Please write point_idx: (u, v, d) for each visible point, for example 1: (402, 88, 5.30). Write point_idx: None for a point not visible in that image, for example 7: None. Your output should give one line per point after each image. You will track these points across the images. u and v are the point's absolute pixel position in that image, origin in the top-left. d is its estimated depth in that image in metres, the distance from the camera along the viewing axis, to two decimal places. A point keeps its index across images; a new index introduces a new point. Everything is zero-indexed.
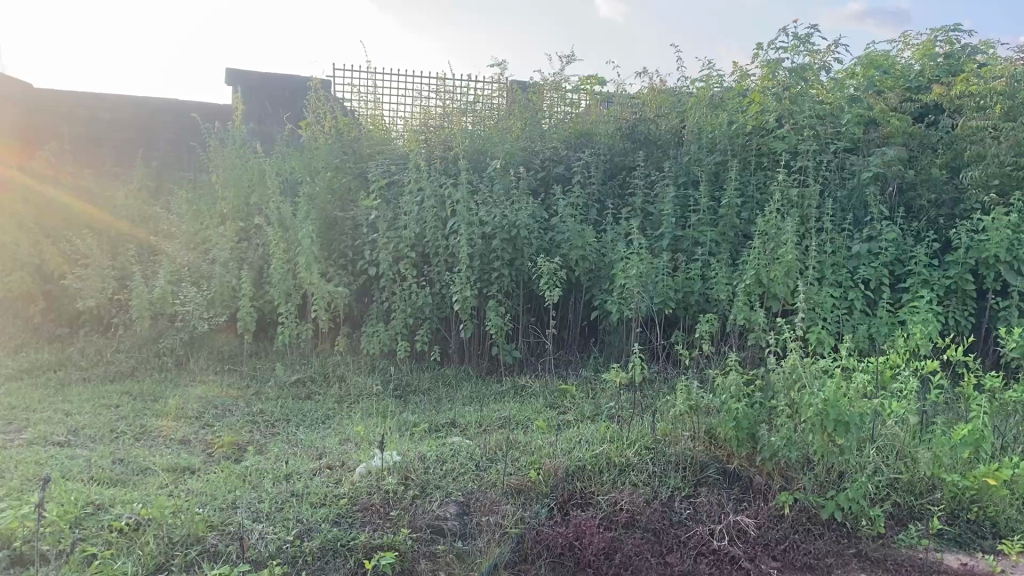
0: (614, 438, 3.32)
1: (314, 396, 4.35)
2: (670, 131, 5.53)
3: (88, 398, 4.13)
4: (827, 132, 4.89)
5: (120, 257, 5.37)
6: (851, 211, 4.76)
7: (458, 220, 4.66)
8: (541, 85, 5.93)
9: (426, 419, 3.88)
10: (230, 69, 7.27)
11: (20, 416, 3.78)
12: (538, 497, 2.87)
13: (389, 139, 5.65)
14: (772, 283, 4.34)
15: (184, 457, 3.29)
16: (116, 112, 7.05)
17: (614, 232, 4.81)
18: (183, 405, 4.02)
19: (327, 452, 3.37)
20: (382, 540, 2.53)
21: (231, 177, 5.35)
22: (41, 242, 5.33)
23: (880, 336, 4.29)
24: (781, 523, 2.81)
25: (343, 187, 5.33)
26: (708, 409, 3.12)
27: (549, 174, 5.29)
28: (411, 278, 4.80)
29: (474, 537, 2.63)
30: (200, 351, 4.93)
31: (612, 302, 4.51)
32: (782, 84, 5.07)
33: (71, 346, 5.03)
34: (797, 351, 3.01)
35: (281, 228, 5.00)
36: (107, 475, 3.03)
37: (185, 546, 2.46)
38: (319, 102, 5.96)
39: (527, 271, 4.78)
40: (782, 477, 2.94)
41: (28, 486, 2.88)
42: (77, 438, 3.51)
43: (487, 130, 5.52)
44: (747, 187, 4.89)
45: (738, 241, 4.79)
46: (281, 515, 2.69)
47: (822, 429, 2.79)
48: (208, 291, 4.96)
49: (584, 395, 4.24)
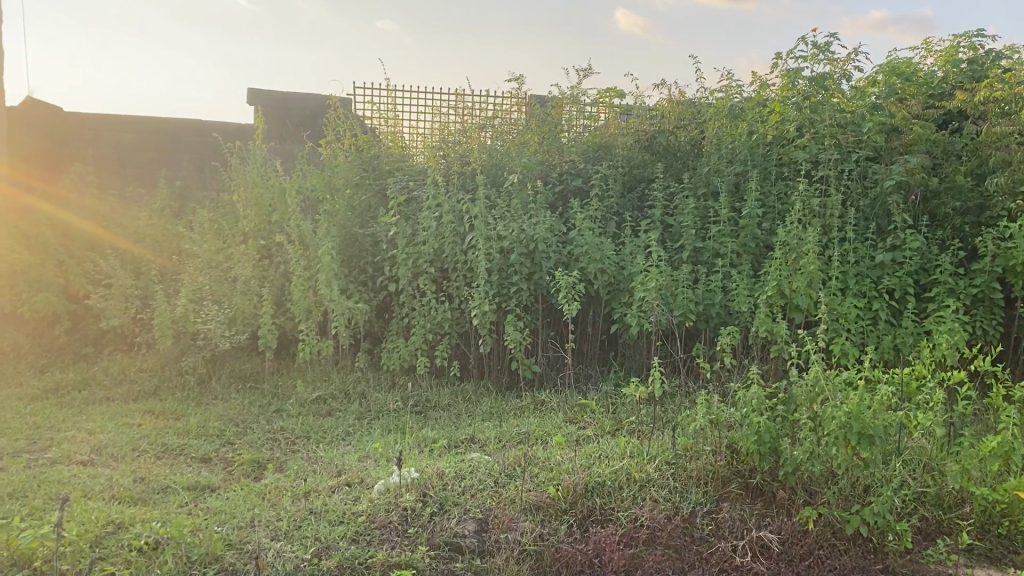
0: (634, 453, 3.31)
1: (335, 412, 4.36)
2: (690, 141, 5.49)
3: (112, 417, 4.16)
4: (848, 141, 4.85)
5: (144, 277, 5.43)
6: (874, 220, 4.71)
7: (475, 234, 4.67)
8: (559, 98, 5.87)
9: (445, 435, 3.87)
10: (254, 89, 7.36)
11: (44, 435, 3.82)
12: (558, 514, 2.84)
13: (408, 156, 5.69)
14: (794, 294, 4.27)
15: (204, 475, 3.30)
16: (141, 134, 7.16)
17: (633, 245, 4.78)
18: (204, 424, 4.05)
19: (346, 469, 3.37)
20: (400, 558, 2.52)
21: (253, 196, 5.39)
22: (67, 265, 5.43)
23: (906, 347, 4.25)
24: (806, 539, 2.75)
25: (363, 204, 5.36)
26: (730, 423, 3.08)
27: (567, 187, 5.28)
28: (430, 293, 4.81)
29: (493, 554, 2.60)
30: (222, 368, 4.96)
31: (631, 316, 4.48)
32: (802, 93, 4.99)
33: (96, 365, 5.08)
34: (820, 362, 2.95)
35: (302, 245, 5.03)
36: (128, 494, 3.05)
37: (204, 565, 2.46)
38: (339, 119, 5.95)
39: (545, 285, 4.76)
40: (805, 491, 2.89)
41: (49, 506, 2.90)
42: (100, 457, 3.53)
43: (506, 146, 5.52)
44: (768, 197, 4.84)
45: (760, 252, 4.75)
46: (299, 534, 2.68)
47: (846, 443, 2.71)
48: (230, 309, 5.00)
49: (604, 409, 4.22)
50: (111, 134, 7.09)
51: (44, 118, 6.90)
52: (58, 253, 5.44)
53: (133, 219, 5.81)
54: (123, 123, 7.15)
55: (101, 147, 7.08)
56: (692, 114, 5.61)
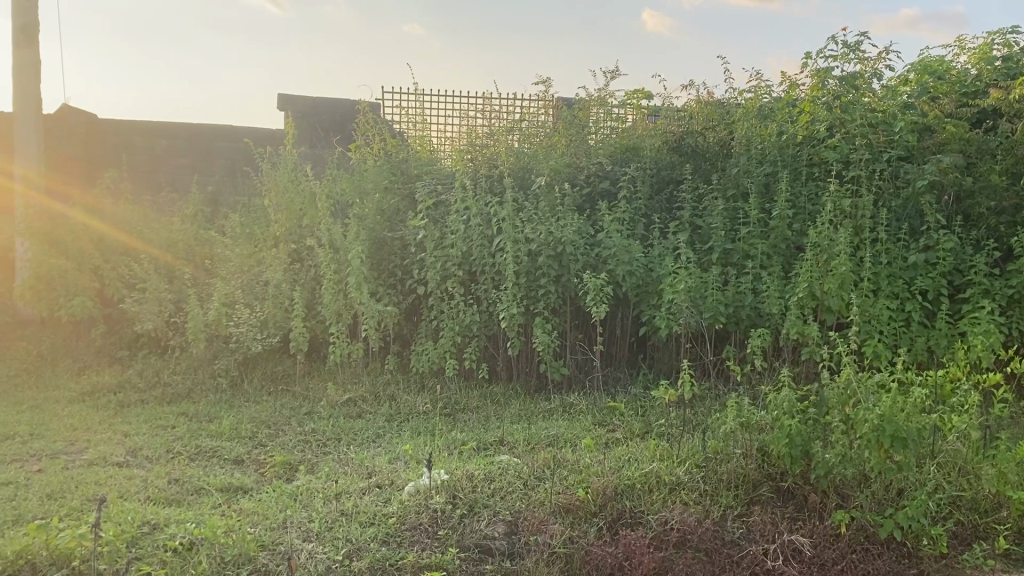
0: (664, 456, 3.30)
1: (365, 414, 4.40)
2: (719, 142, 5.46)
3: (146, 420, 4.22)
4: (879, 140, 4.79)
5: (177, 280, 5.51)
6: (906, 220, 4.66)
7: (503, 237, 4.69)
8: (586, 100, 5.86)
9: (474, 437, 3.89)
10: (285, 93, 7.42)
11: (81, 437, 3.89)
12: (587, 517, 2.84)
13: (437, 159, 5.68)
14: (825, 295, 4.23)
15: (238, 477, 3.35)
16: (174, 140, 7.26)
17: (662, 246, 4.75)
18: (238, 426, 4.10)
19: (377, 471, 3.40)
20: (430, 560, 2.53)
21: (283, 200, 5.45)
22: (102, 269, 5.52)
23: (940, 349, 4.22)
24: (838, 543, 2.71)
25: (392, 208, 5.38)
26: (761, 426, 3.07)
27: (595, 190, 5.28)
28: (459, 295, 4.84)
29: (523, 557, 2.61)
30: (254, 371, 5.02)
31: (660, 318, 4.48)
32: (833, 93, 4.93)
33: (131, 368, 5.16)
34: (851, 365, 2.93)
35: (331, 249, 5.09)
36: (163, 495, 3.10)
37: (237, 566, 2.49)
38: (368, 124, 5.98)
39: (574, 288, 4.77)
40: (838, 494, 2.87)
41: (87, 506, 2.96)
42: (135, 459, 3.59)
43: (533, 148, 5.52)
44: (798, 197, 4.79)
45: (791, 253, 4.71)
46: (331, 535, 2.71)
47: (879, 446, 2.69)
48: (262, 313, 5.07)
49: (634, 412, 4.21)
50: (144, 140, 7.20)
51: (79, 126, 7.03)
52: (94, 259, 5.53)
53: (166, 224, 5.89)
54: (156, 130, 7.25)
55: (134, 154, 7.18)
56: (720, 115, 5.55)
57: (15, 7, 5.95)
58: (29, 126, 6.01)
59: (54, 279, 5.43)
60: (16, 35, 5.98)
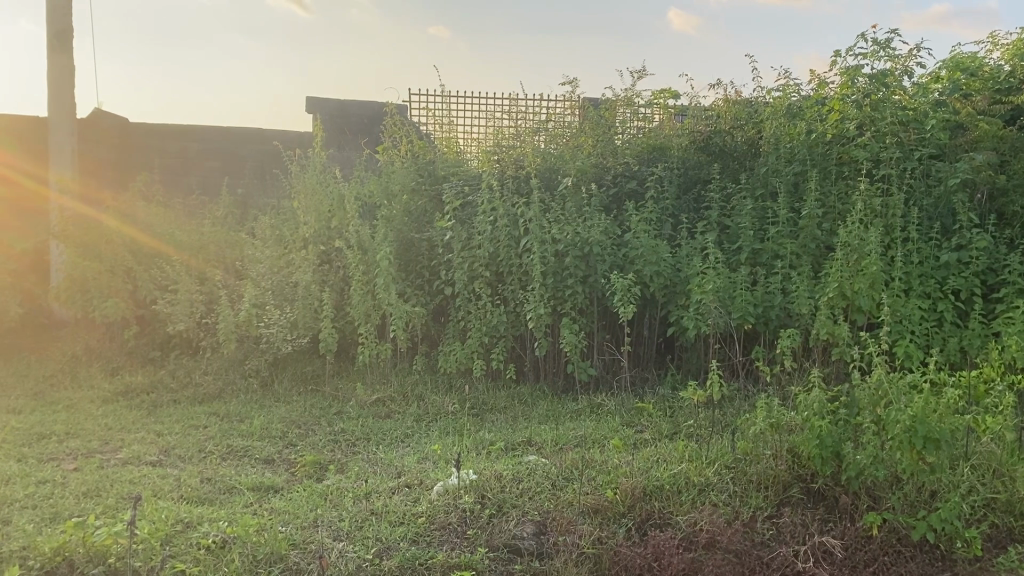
0: (693, 457, 3.29)
1: (394, 414, 4.42)
2: (746, 142, 5.42)
3: (179, 420, 4.28)
4: (910, 138, 4.73)
5: (208, 282, 5.58)
6: (937, 220, 4.61)
7: (530, 237, 4.71)
8: (613, 100, 5.82)
9: (502, 437, 3.90)
10: (313, 96, 7.47)
11: (115, 437, 3.95)
12: (615, 517, 2.84)
13: (463, 161, 5.66)
14: (856, 295, 4.19)
15: (268, 476, 3.38)
16: (205, 143, 7.35)
17: (689, 247, 4.73)
18: (268, 426, 4.14)
19: (406, 470, 3.42)
20: (460, 560, 2.54)
21: (312, 202, 5.51)
22: (134, 271, 5.60)
23: (973, 349, 4.17)
24: (870, 545, 2.69)
25: (419, 209, 5.40)
26: (790, 427, 3.05)
27: (622, 190, 5.26)
28: (486, 296, 4.87)
29: (552, 557, 2.62)
30: (284, 372, 5.07)
31: (689, 319, 4.47)
32: (862, 91, 4.90)
33: (163, 368, 5.22)
34: (883, 365, 2.90)
35: (361, 251, 5.14)
36: (196, 494, 3.14)
37: (269, 564, 2.52)
38: (395, 127, 6.01)
39: (601, 288, 4.76)
40: (869, 496, 2.84)
41: (122, 504, 3.01)
42: (168, 458, 3.65)
43: (560, 149, 5.49)
44: (828, 196, 4.74)
45: (820, 253, 4.67)
46: (361, 534, 2.73)
47: (911, 447, 2.65)
48: (291, 314, 5.12)
49: (662, 413, 4.21)
50: (176, 144, 7.30)
51: (113, 131, 7.14)
52: (126, 261, 5.60)
53: (198, 227, 5.97)
54: (186, 134, 7.35)
55: (166, 157, 7.29)
56: (748, 114, 5.50)
57: (50, 14, 6.08)
58: (63, 129, 6.10)
59: (88, 281, 5.50)
60: (52, 40, 6.09)
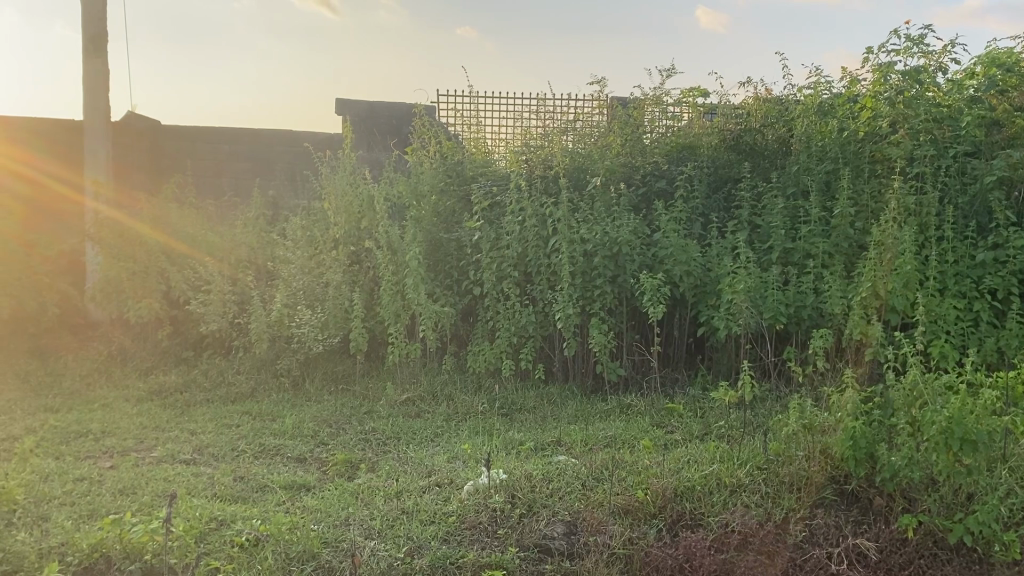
0: (724, 458, 3.27)
1: (423, 413, 4.44)
2: (778, 140, 5.38)
3: (212, 419, 4.32)
4: (944, 136, 4.66)
5: (240, 282, 5.65)
6: (973, 218, 4.54)
7: (559, 237, 4.71)
8: (642, 99, 5.70)
9: (531, 437, 3.90)
10: (343, 98, 7.52)
11: (150, 435, 4.01)
12: (646, 518, 2.83)
13: (492, 160, 5.68)
14: (890, 295, 4.14)
15: (300, 475, 3.40)
16: (238, 145, 7.44)
17: (720, 246, 4.70)
18: (300, 425, 4.17)
19: (436, 469, 3.43)
20: (491, 559, 2.55)
21: (342, 203, 5.55)
22: (168, 270, 5.68)
23: (1011, 349, 4.13)
24: (905, 547, 2.67)
25: (448, 209, 5.42)
26: (824, 428, 3.02)
27: (651, 189, 5.24)
28: (515, 296, 4.88)
29: (583, 557, 2.62)
30: (316, 371, 5.11)
31: (720, 319, 4.45)
32: (895, 88, 4.76)
33: (197, 368, 5.29)
34: (918, 366, 2.87)
35: (390, 251, 5.17)
36: (229, 492, 3.18)
37: (301, 562, 2.54)
38: (424, 127, 6.02)
39: (630, 288, 4.75)
40: (904, 498, 2.82)
41: (157, 502, 3.05)
42: (202, 456, 3.69)
43: (589, 148, 5.47)
44: (860, 195, 4.68)
45: (853, 252, 4.62)
46: (392, 532, 2.75)
47: (947, 449, 2.61)
48: (323, 313, 5.17)
49: (692, 413, 4.19)
50: (208, 145, 7.39)
51: (145, 133, 7.24)
52: (161, 262, 5.69)
53: (231, 228, 6.03)
54: (220, 135, 7.43)
55: (199, 160, 7.38)
56: (779, 112, 5.45)
57: (84, 18, 6.18)
58: (98, 134, 6.18)
59: (122, 281, 5.59)
60: (86, 45, 6.19)
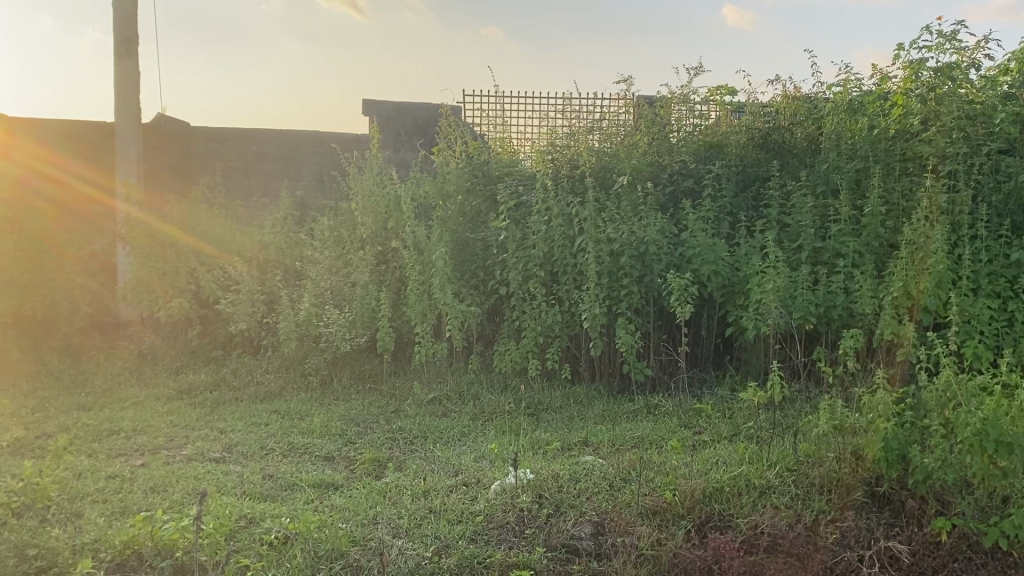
0: (753, 459, 3.24)
1: (450, 413, 4.45)
2: (808, 138, 5.32)
3: (241, 418, 4.36)
4: (978, 133, 4.56)
5: (269, 283, 5.71)
6: (1008, 215, 4.47)
7: (585, 237, 4.70)
8: (667, 97, 5.58)
9: (558, 437, 3.89)
10: (369, 99, 7.55)
11: (180, 433, 4.05)
12: (675, 519, 2.81)
13: (518, 160, 5.67)
14: (922, 295, 4.09)
15: (329, 474, 3.42)
16: (266, 146, 7.50)
17: (748, 245, 4.67)
18: (328, 424, 4.18)
19: (463, 469, 3.43)
20: (518, 559, 2.55)
21: (369, 203, 5.57)
22: (195, 270, 5.76)
23: None
24: (938, 551, 2.64)
25: (474, 210, 5.42)
26: (855, 429, 2.97)
27: (678, 189, 5.20)
28: (541, 296, 4.87)
29: (610, 558, 2.61)
30: (343, 370, 5.14)
31: (749, 318, 4.42)
32: (927, 85, 4.62)
33: (226, 367, 5.33)
34: (951, 366, 2.82)
35: (417, 251, 5.19)
36: (258, 491, 3.20)
37: (330, 560, 2.55)
38: (450, 127, 6.02)
39: (657, 288, 4.73)
40: (937, 500, 2.78)
41: (188, 500, 3.08)
42: (231, 455, 3.72)
43: (615, 147, 5.45)
44: (891, 194, 4.61)
45: (884, 251, 4.57)
46: (420, 531, 2.76)
47: (982, 451, 2.57)
48: (350, 313, 5.20)
49: (720, 414, 4.15)
50: (236, 146, 7.47)
51: (174, 136, 7.33)
52: (190, 262, 5.76)
53: (260, 228, 6.08)
54: (248, 136, 7.50)
55: (227, 160, 7.45)
56: (808, 109, 5.39)
57: (117, 23, 6.26)
58: (128, 136, 6.24)
59: (151, 280, 5.67)
60: (118, 48, 6.27)
